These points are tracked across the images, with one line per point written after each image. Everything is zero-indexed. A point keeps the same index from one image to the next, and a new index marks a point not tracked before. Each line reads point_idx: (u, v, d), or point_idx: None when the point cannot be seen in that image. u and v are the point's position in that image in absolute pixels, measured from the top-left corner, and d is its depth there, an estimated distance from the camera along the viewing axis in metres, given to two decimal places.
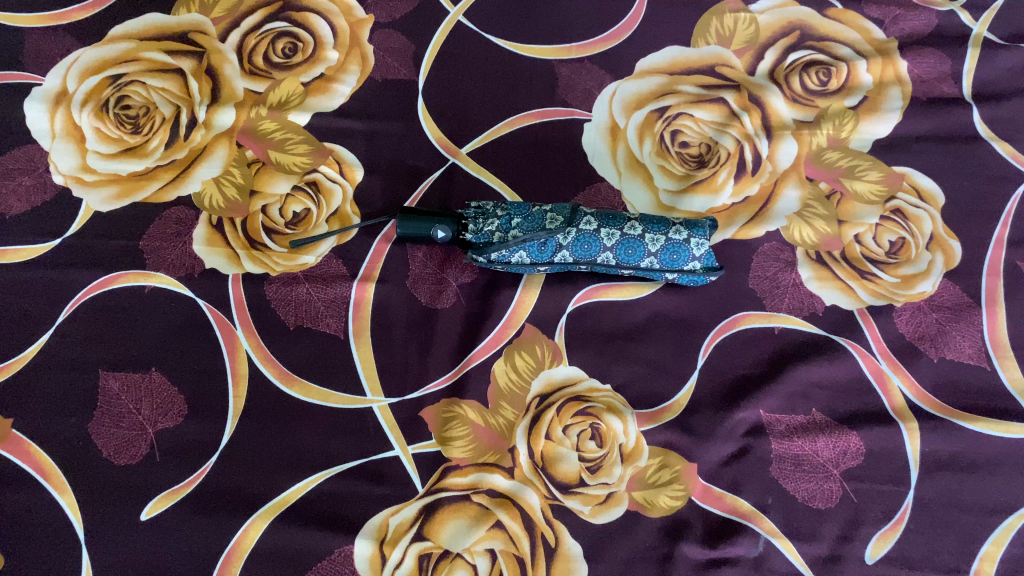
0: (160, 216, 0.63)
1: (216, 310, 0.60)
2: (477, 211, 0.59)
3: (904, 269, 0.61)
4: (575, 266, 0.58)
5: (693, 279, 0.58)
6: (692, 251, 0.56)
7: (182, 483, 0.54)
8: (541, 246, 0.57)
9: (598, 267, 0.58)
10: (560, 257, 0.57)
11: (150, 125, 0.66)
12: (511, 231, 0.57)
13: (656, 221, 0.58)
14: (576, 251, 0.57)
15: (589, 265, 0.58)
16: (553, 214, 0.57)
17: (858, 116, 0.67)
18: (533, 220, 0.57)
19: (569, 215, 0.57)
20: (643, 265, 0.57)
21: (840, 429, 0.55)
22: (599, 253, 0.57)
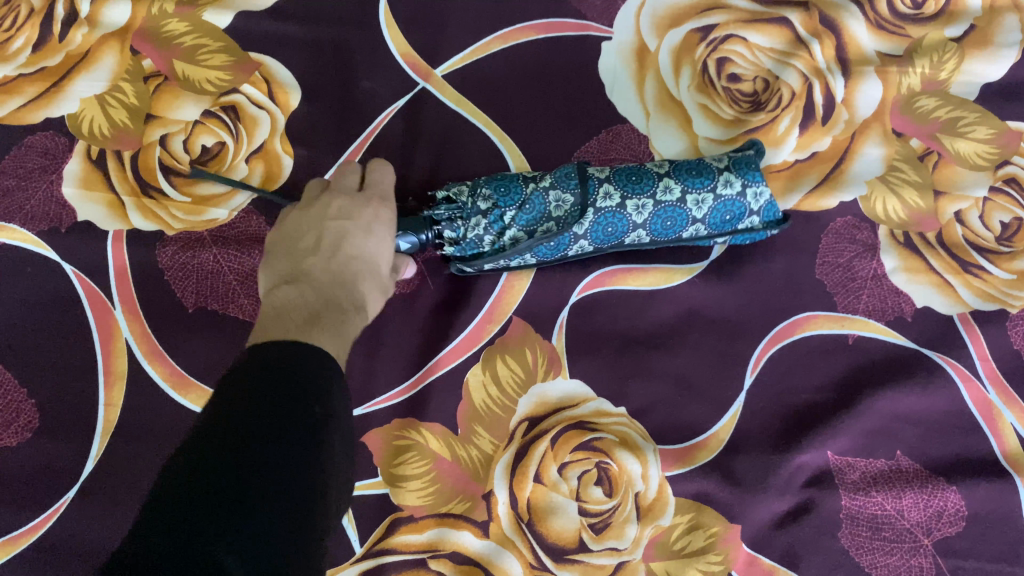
0: (21, 146, 0.46)
1: (88, 281, 0.43)
2: (451, 210, 0.40)
3: (1021, 261, 0.46)
4: (596, 250, 0.42)
5: (748, 238, 0.44)
6: (749, 206, 0.41)
7: (25, 529, 0.39)
8: (551, 246, 0.40)
9: (628, 246, 0.42)
10: (578, 247, 0.41)
11: (13, 18, 0.49)
12: (507, 233, 0.39)
13: (695, 172, 0.41)
14: (597, 238, 0.41)
15: (614, 245, 0.42)
16: (557, 196, 0.39)
17: (963, 51, 0.50)
18: (535, 211, 0.39)
19: (583, 191, 0.39)
20: (686, 235, 0.41)
21: (935, 482, 0.41)
22: (629, 233, 0.41)
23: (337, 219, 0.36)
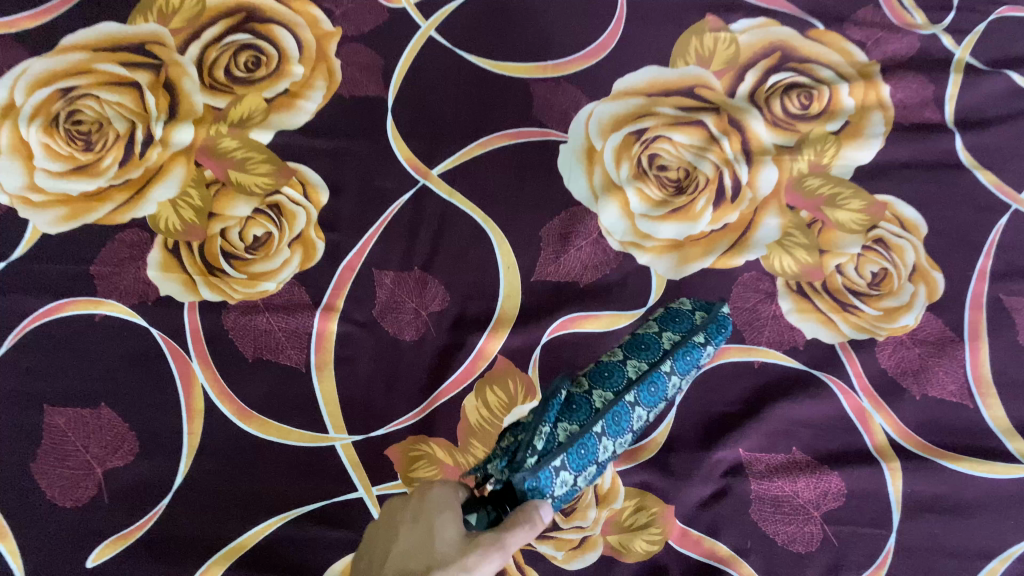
0: (114, 240, 0.60)
1: (170, 340, 0.57)
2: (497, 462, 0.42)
3: (886, 302, 0.59)
4: (626, 403, 0.43)
5: (723, 326, 0.50)
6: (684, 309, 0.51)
7: (133, 527, 0.51)
8: (571, 406, 0.42)
9: (645, 382, 0.44)
10: (599, 400, 0.43)
11: (103, 142, 0.63)
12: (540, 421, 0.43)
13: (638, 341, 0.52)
14: (608, 385, 0.44)
15: (637, 392, 0.43)
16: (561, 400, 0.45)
17: (841, 142, 0.65)
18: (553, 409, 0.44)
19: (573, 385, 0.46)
20: (667, 344, 0.47)
21: (821, 469, 0.53)
22: (629, 372, 0.44)
23: (412, 526, 0.37)
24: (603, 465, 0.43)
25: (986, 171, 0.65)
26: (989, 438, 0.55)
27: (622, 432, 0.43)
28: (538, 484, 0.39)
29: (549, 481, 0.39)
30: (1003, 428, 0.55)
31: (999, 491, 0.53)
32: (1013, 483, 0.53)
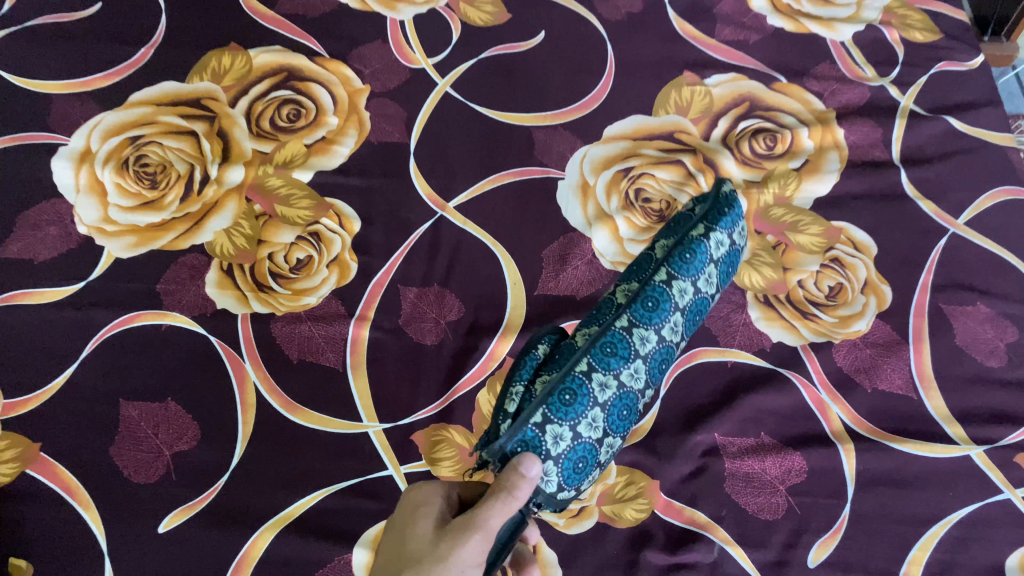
0: (176, 263, 0.70)
1: (226, 345, 0.66)
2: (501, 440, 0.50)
3: (841, 311, 0.69)
4: (616, 330, 0.50)
5: (727, 217, 0.57)
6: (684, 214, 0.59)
7: (196, 500, 0.59)
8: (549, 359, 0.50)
9: (638, 301, 0.51)
10: (583, 337, 0.51)
11: (166, 181, 0.73)
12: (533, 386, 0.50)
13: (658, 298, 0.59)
14: (593, 325, 0.52)
15: (627, 318, 0.51)
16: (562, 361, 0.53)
17: (802, 177, 0.76)
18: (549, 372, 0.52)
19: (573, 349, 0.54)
20: (657, 257, 0.55)
21: (786, 450, 0.62)
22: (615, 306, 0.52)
23: (398, 528, 0.46)
24: (610, 400, 0.48)
25: (927, 200, 0.75)
26: (930, 424, 0.64)
27: (618, 362, 0.49)
28: (522, 441, 0.45)
29: (536, 438, 0.45)
30: (943, 415, 0.64)
31: (939, 467, 0.62)
32: (950, 461, 0.62)
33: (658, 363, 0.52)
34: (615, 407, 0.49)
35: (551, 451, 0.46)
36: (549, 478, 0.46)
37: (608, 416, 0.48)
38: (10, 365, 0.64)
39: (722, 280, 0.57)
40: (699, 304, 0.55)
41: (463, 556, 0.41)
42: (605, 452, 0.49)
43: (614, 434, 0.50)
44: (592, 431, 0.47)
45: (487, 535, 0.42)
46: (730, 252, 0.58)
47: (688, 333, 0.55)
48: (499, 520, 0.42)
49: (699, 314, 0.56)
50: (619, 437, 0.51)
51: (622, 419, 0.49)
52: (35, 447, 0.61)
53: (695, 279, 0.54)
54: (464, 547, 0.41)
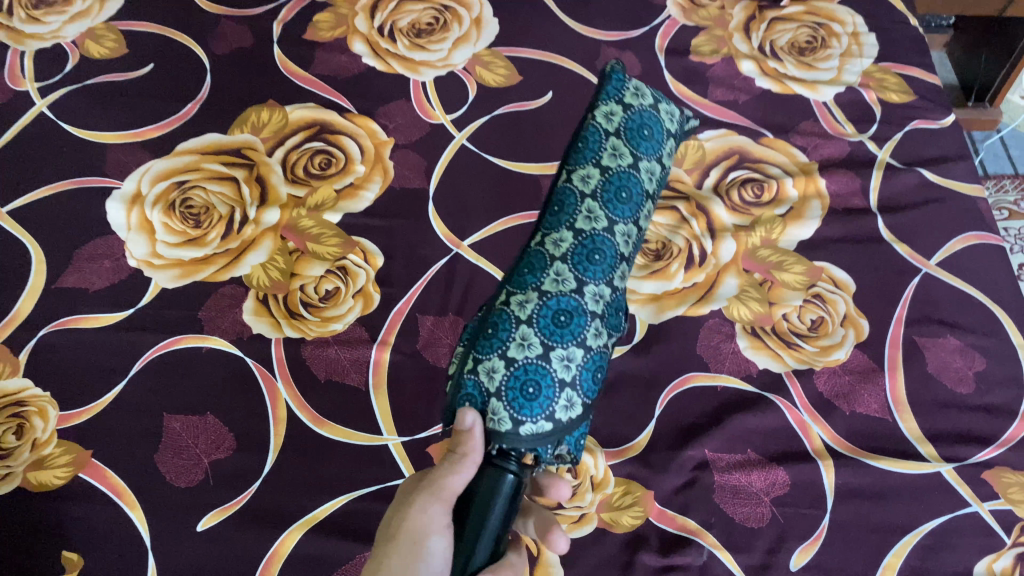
0: (216, 292, 0.77)
1: (260, 366, 0.73)
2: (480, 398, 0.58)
3: (822, 341, 0.75)
4: (532, 251, 0.58)
5: (611, 79, 0.68)
6: None
7: (231, 502, 0.66)
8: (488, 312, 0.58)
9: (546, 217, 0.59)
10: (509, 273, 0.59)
11: (208, 221, 0.81)
12: None
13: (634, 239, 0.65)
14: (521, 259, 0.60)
15: (538, 236, 0.59)
16: None
17: (787, 222, 0.83)
18: None
19: None
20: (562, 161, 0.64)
21: (770, 465, 0.68)
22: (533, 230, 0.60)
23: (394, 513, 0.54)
24: (535, 311, 0.54)
25: (902, 243, 0.82)
26: (903, 443, 0.69)
27: (537, 275, 0.56)
28: (466, 393, 0.53)
29: (474, 384, 0.53)
30: (915, 435, 0.70)
31: (911, 482, 0.67)
32: (921, 476, 0.67)
33: (588, 254, 0.57)
34: (546, 316, 0.54)
35: (489, 382, 0.52)
36: (498, 415, 0.52)
37: (540, 325, 0.54)
38: (65, 381, 0.71)
39: (642, 150, 0.65)
40: (617, 174, 0.62)
41: (428, 514, 0.48)
42: (565, 365, 0.53)
43: (565, 342, 0.54)
44: (524, 348, 0.53)
45: (449, 491, 0.49)
46: (642, 109, 0.67)
47: (629, 218, 0.61)
48: (460, 478, 0.49)
49: (630, 186, 0.62)
50: (581, 339, 0.54)
51: (563, 322, 0.54)
52: (86, 453, 0.68)
53: (593, 162, 0.62)
54: (429, 507, 0.49)
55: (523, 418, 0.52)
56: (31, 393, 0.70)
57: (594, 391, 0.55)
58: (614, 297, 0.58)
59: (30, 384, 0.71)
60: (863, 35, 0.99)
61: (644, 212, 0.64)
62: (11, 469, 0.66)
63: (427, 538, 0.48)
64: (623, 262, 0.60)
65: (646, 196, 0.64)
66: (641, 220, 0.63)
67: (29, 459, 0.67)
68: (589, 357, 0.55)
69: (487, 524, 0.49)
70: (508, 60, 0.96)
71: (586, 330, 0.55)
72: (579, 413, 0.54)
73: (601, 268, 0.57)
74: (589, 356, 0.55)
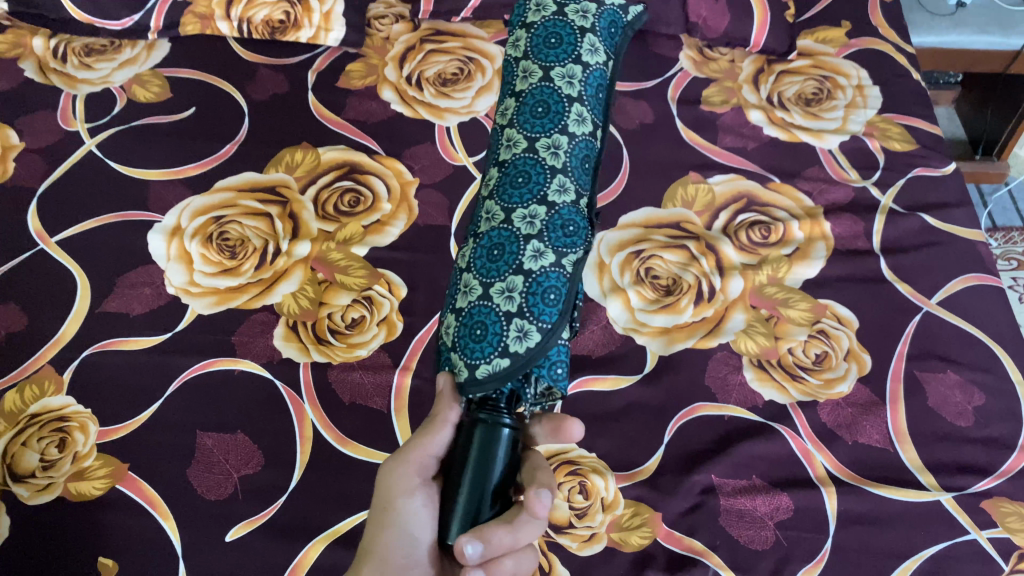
0: (248, 319, 0.81)
1: (289, 388, 0.77)
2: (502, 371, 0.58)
3: (826, 374, 0.78)
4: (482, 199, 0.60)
5: None
6: None
7: (259, 515, 0.69)
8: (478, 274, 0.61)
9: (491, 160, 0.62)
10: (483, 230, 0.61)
11: (243, 252, 0.86)
12: None
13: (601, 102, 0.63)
14: None
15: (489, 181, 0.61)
16: None
17: (792, 261, 0.86)
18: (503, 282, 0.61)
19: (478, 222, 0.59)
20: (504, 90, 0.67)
21: (775, 491, 0.70)
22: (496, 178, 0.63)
23: None
24: (472, 258, 0.55)
25: (904, 283, 0.85)
26: (905, 472, 0.72)
27: (476, 223, 0.58)
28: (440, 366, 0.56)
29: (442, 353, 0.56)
30: (916, 465, 0.72)
31: (911, 510, 0.70)
32: (922, 504, 0.70)
33: (516, 175, 0.57)
34: (483, 253, 0.55)
35: (444, 340, 0.55)
36: (457, 368, 0.53)
37: (476, 269, 0.55)
38: (105, 399, 0.76)
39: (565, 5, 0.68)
40: (529, 95, 0.61)
41: (405, 487, 0.54)
42: (508, 297, 0.52)
43: (500, 275, 0.53)
44: (461, 297, 0.55)
45: (418, 451, 0.54)
46: (552, 19, 0.66)
47: (553, 128, 0.59)
48: (429, 439, 0.53)
49: (543, 98, 0.60)
50: (516, 266, 0.53)
51: (495, 256, 0.54)
52: (123, 466, 0.71)
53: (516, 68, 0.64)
54: (401, 468, 0.54)
55: (469, 364, 0.52)
56: (73, 410, 0.75)
57: (552, 310, 0.52)
58: (556, 211, 0.55)
59: (72, 402, 0.75)
60: (867, 88, 1.04)
61: (571, 115, 0.59)
62: (53, 479, 0.70)
63: (397, 499, 0.53)
64: (562, 172, 0.57)
65: (568, 99, 0.60)
66: (571, 124, 0.59)
67: (70, 471, 0.71)
68: (532, 280, 0.52)
69: (485, 481, 0.49)
70: None
71: (520, 254, 0.53)
72: (539, 341, 0.51)
73: (526, 189, 0.56)
74: (532, 280, 0.52)
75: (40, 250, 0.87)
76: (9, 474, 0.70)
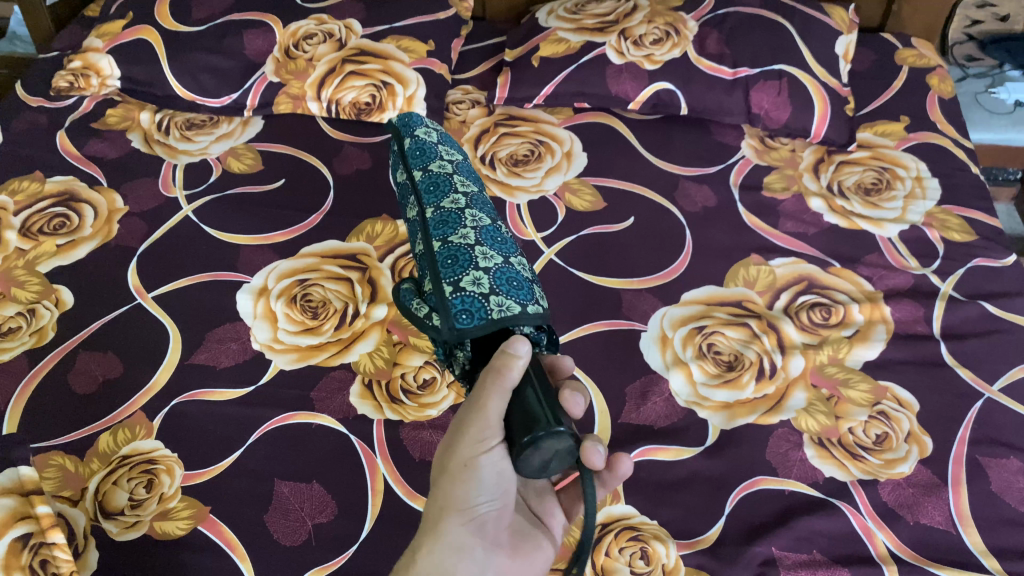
0: (327, 376, 0.86)
1: (363, 443, 0.80)
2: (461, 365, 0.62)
3: (887, 454, 0.79)
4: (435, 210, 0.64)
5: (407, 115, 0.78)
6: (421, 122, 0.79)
7: (329, 562, 0.72)
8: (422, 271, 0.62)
9: (425, 187, 0.67)
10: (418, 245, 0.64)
11: (324, 313, 0.91)
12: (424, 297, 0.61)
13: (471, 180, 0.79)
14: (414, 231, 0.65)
15: (427, 204, 0.65)
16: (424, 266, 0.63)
17: (853, 343, 0.88)
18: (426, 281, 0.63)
19: (451, 222, 0.62)
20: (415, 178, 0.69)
21: (835, 566, 0.71)
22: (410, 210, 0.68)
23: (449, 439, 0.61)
24: (478, 237, 0.61)
25: (965, 368, 0.87)
26: (968, 555, 0.72)
27: (455, 217, 0.62)
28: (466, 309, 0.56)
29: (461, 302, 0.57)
30: (980, 549, 0.72)
31: None
32: None
33: (480, 197, 0.67)
34: (488, 234, 0.62)
35: (472, 290, 0.57)
36: (509, 305, 0.57)
37: (487, 243, 0.61)
38: (191, 445, 0.80)
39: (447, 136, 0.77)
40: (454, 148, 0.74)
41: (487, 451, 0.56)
42: (522, 267, 0.62)
43: (511, 254, 0.63)
44: (478, 259, 0.59)
45: (490, 411, 0.55)
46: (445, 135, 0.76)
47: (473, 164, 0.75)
48: (498, 400, 0.54)
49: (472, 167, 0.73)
50: (515, 250, 0.64)
51: (499, 238, 0.63)
52: (205, 509, 0.75)
53: (436, 158, 0.70)
54: (481, 432, 0.55)
55: (520, 302, 0.58)
56: (161, 453, 0.79)
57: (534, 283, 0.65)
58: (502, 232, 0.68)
59: (160, 446, 0.80)
60: (926, 180, 1.08)
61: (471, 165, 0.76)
62: (140, 517, 0.74)
63: (479, 459, 0.56)
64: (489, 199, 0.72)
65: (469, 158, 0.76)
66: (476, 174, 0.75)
67: (155, 511, 0.75)
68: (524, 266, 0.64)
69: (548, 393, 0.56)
70: (594, 188, 1.06)
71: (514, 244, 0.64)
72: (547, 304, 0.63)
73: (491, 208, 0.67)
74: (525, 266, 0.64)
75: (137, 303, 0.93)
76: (100, 510, 0.74)
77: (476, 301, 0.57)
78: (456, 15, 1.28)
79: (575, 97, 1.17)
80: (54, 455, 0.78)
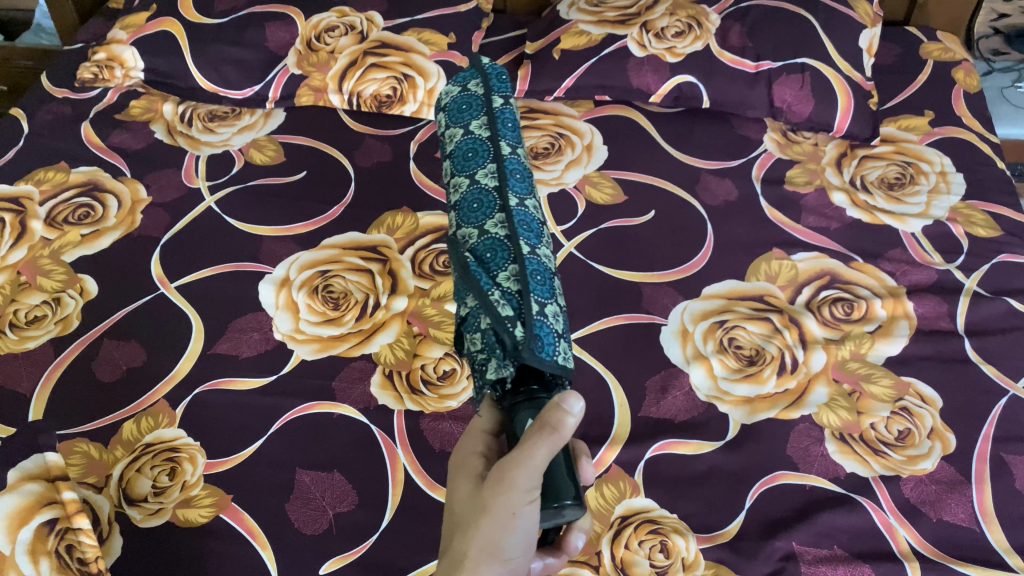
0: (348, 366, 0.86)
1: (384, 434, 0.81)
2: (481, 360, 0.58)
3: (909, 451, 0.79)
4: (519, 208, 0.63)
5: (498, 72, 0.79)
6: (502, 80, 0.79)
7: (350, 551, 0.72)
8: (493, 256, 0.59)
9: (514, 177, 0.65)
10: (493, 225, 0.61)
11: (346, 303, 0.92)
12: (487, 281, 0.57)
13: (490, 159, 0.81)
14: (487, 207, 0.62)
15: (513, 197, 0.63)
16: (487, 244, 0.60)
17: (875, 338, 0.88)
18: (486, 262, 0.59)
19: (535, 234, 0.62)
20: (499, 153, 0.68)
21: (856, 562, 0.71)
22: (484, 183, 0.64)
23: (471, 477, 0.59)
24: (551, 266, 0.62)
25: (989, 365, 0.86)
26: (991, 553, 0.71)
27: (538, 233, 0.62)
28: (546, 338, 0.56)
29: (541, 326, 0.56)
30: (1003, 546, 0.72)
31: None
32: None
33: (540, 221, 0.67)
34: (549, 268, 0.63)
35: (552, 322, 0.57)
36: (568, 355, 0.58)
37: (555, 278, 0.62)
38: (213, 433, 0.81)
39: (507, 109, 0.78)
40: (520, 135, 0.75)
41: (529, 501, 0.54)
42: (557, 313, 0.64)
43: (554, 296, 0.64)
44: (555, 294, 0.60)
45: (537, 466, 0.53)
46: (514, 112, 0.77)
47: None
48: (547, 455, 0.52)
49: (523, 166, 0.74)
50: None
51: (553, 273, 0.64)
52: (227, 497, 0.76)
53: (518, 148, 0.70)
54: (528, 486, 0.53)
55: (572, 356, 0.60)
56: (183, 441, 0.80)
57: None
58: None
59: (183, 434, 0.80)
60: (950, 174, 1.07)
61: None
62: (163, 505, 0.75)
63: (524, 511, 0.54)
64: None
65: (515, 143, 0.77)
66: None
67: (178, 498, 0.76)
68: None
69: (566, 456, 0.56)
70: (614, 181, 1.06)
71: None
72: None
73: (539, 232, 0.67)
74: None
75: (160, 293, 0.94)
76: (124, 497, 0.75)
77: (553, 336, 0.56)
78: (477, 7, 1.27)
79: (595, 90, 1.17)
80: (79, 442, 0.79)
